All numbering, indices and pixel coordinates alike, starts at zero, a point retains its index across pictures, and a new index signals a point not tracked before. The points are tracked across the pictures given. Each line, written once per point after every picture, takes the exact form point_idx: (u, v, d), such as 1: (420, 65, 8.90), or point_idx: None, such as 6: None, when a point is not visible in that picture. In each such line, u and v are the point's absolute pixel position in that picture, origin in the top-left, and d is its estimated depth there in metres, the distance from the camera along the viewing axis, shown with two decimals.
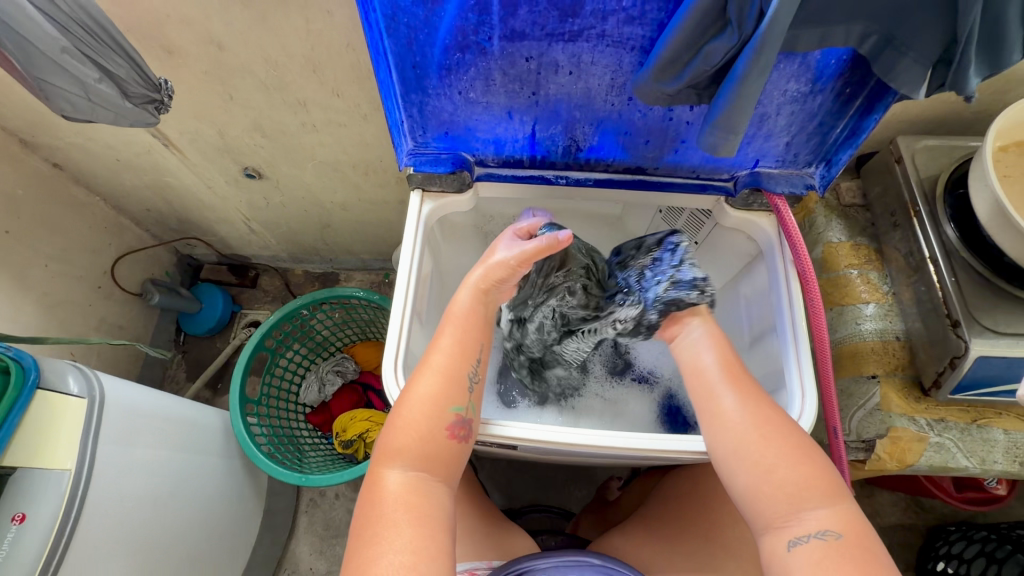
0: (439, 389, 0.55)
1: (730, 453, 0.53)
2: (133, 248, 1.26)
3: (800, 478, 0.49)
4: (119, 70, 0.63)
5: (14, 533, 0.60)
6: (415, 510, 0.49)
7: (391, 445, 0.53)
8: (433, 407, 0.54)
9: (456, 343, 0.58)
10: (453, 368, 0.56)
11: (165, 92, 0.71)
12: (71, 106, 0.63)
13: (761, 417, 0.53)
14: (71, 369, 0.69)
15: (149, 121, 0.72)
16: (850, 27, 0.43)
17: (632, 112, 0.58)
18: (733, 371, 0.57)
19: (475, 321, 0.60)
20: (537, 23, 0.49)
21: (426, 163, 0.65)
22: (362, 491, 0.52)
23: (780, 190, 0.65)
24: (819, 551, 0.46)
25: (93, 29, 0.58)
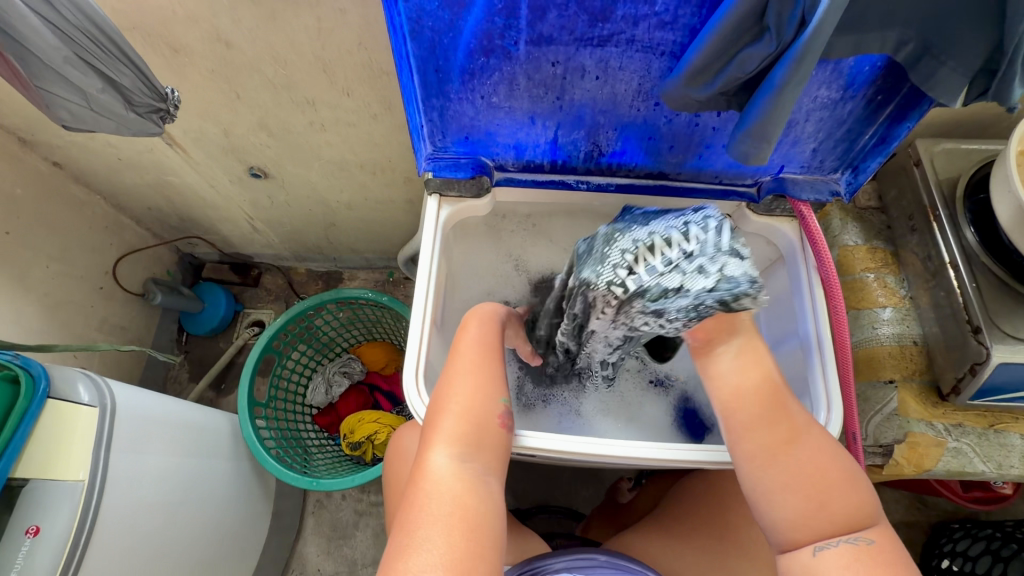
0: (478, 383, 0.56)
1: (771, 463, 0.50)
2: (134, 247, 1.24)
3: (837, 491, 0.48)
4: (124, 79, 0.60)
5: (29, 547, 0.59)
6: (464, 513, 0.47)
7: (445, 434, 0.52)
8: (476, 401, 0.55)
9: (483, 339, 0.61)
10: (489, 358, 0.59)
11: (171, 102, 0.68)
12: (71, 116, 0.62)
13: (807, 427, 0.51)
14: (81, 377, 0.67)
15: (153, 130, 0.70)
16: (886, 34, 0.43)
17: (658, 118, 0.57)
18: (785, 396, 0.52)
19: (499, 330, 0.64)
20: (565, 27, 0.47)
21: (445, 168, 0.64)
22: (405, 496, 0.49)
23: (804, 197, 0.65)
24: (849, 555, 0.46)
25: (98, 39, 0.56)
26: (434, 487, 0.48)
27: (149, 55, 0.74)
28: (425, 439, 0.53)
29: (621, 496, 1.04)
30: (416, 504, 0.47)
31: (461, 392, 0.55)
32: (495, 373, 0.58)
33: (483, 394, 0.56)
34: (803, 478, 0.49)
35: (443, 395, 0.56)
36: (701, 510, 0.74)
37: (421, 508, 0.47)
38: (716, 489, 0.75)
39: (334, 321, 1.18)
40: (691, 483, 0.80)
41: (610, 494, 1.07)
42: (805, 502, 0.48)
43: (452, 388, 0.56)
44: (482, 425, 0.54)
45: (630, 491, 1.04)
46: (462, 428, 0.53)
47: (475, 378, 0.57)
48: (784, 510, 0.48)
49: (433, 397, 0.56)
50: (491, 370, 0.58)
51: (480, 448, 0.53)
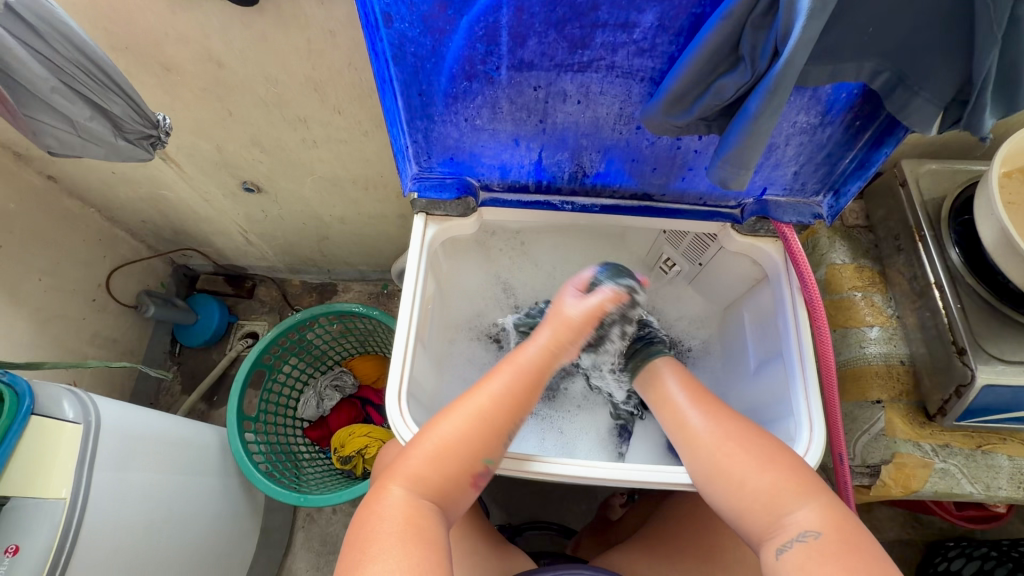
0: (471, 428, 0.54)
1: (706, 469, 0.56)
2: (128, 259, 1.24)
3: (773, 482, 0.51)
4: (114, 106, 0.61)
5: (7, 567, 0.58)
6: (414, 535, 0.48)
7: (414, 459, 0.53)
8: (464, 441, 0.54)
9: (511, 390, 0.57)
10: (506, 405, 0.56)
11: (163, 129, 0.69)
12: (59, 143, 0.61)
13: (725, 429, 0.57)
14: (66, 394, 0.67)
15: (143, 156, 0.71)
16: (861, 64, 0.43)
17: (640, 140, 0.57)
18: (700, 396, 0.62)
19: (538, 380, 0.59)
20: (546, 54, 0.48)
21: (430, 189, 0.65)
22: (365, 507, 0.51)
23: (787, 218, 0.65)
24: (802, 553, 0.47)
25: (88, 68, 0.57)
26: (391, 503, 0.50)
27: (143, 74, 0.75)
28: (394, 464, 0.54)
29: (612, 513, 1.03)
30: (372, 519, 0.49)
31: (449, 432, 0.54)
32: (507, 426, 0.56)
33: (477, 436, 0.54)
34: (733, 476, 0.54)
35: (428, 424, 0.56)
36: (688, 529, 0.74)
37: (375, 517, 0.49)
38: (702, 510, 0.74)
39: (326, 335, 1.18)
40: (677, 502, 0.80)
41: (602, 510, 1.06)
42: (746, 506, 0.52)
43: (444, 424, 0.55)
44: (460, 471, 0.53)
45: (622, 508, 1.04)
46: (432, 461, 0.53)
47: (477, 425, 0.55)
48: (717, 495, 0.55)
49: (422, 428, 0.56)
50: (501, 416, 0.56)
51: (451, 484, 0.53)
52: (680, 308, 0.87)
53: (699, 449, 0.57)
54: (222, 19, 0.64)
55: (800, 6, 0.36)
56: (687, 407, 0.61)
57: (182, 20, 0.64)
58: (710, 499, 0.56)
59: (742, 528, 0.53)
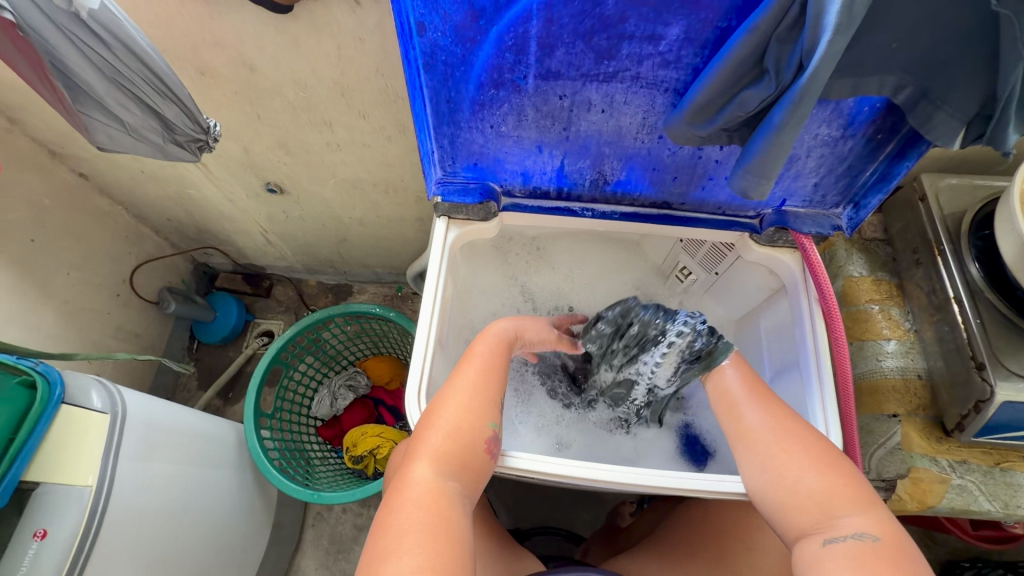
0: (469, 405, 0.58)
1: (756, 460, 0.55)
2: (152, 256, 1.27)
3: (827, 482, 0.51)
4: (168, 112, 0.63)
5: (35, 550, 0.60)
6: (437, 519, 0.47)
7: (425, 448, 0.54)
8: (467, 415, 0.57)
9: (495, 362, 0.63)
10: (490, 382, 0.61)
11: (212, 136, 0.71)
12: (110, 139, 0.65)
13: (788, 428, 0.56)
14: (94, 384, 0.69)
15: (190, 158, 0.72)
16: (885, 77, 0.44)
17: (662, 149, 0.58)
18: (758, 390, 0.61)
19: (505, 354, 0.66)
20: (573, 64, 0.49)
21: (454, 193, 0.67)
22: (385, 505, 0.50)
23: (807, 230, 0.66)
24: (855, 548, 0.45)
25: (145, 76, 0.58)
26: (415, 494, 0.49)
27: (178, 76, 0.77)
28: (409, 456, 0.54)
29: (621, 520, 1.03)
30: (393, 511, 0.48)
31: (452, 409, 0.57)
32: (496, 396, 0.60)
33: (476, 409, 0.57)
34: (784, 471, 0.53)
35: (435, 409, 0.58)
36: (699, 536, 0.74)
37: (399, 509, 0.48)
38: (714, 519, 0.74)
39: (341, 335, 1.20)
40: (689, 510, 0.79)
41: (612, 517, 1.06)
42: (800, 501, 0.51)
43: (446, 404, 0.58)
44: (472, 441, 0.55)
45: (631, 515, 1.02)
46: (444, 444, 0.54)
47: (472, 399, 0.58)
48: (770, 490, 0.53)
49: (423, 416, 0.58)
50: (488, 386, 0.60)
51: (467, 461, 0.54)
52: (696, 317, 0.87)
53: (754, 443, 0.57)
54: (258, 26, 0.66)
55: (826, 21, 0.37)
56: (746, 401, 0.61)
57: (218, 24, 0.67)
58: (761, 498, 0.55)
59: (782, 521, 0.52)
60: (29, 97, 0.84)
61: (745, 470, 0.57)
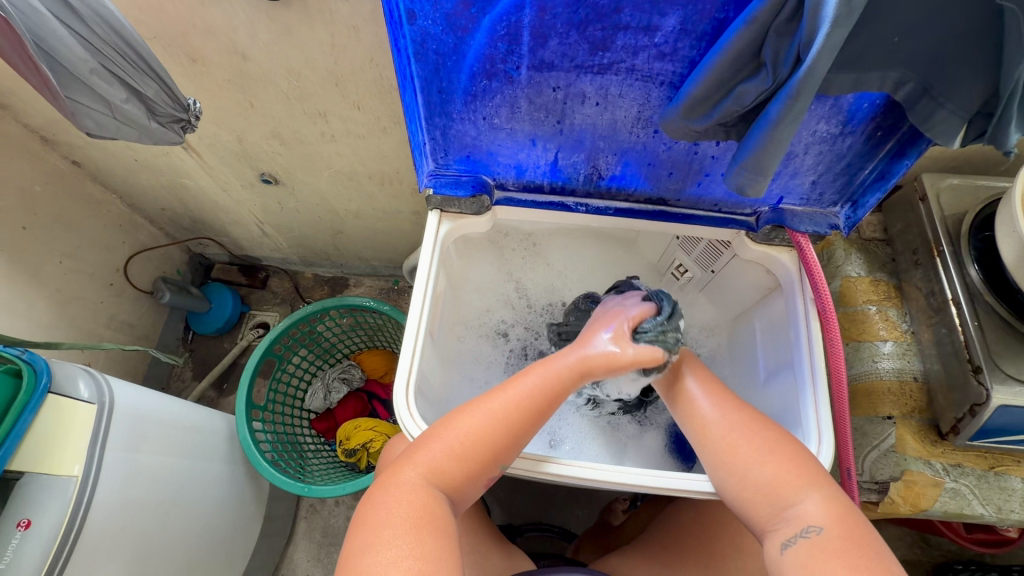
0: (496, 428, 0.54)
1: (712, 457, 0.56)
2: (146, 246, 1.26)
3: (776, 473, 0.52)
4: (148, 90, 0.64)
5: (19, 540, 0.60)
6: (424, 523, 0.47)
7: (427, 456, 0.52)
8: (488, 437, 0.53)
9: (541, 392, 0.57)
10: (522, 414, 0.55)
11: (192, 113, 0.73)
12: (97, 125, 0.64)
13: (735, 418, 0.57)
14: (81, 373, 0.69)
15: (175, 139, 0.74)
16: (885, 74, 0.43)
17: (657, 144, 0.57)
18: (711, 382, 0.61)
19: (563, 386, 0.58)
20: (566, 55, 0.48)
21: (446, 185, 0.66)
22: (371, 496, 0.50)
23: (803, 228, 0.65)
24: (806, 547, 0.47)
25: (125, 52, 0.59)
26: (407, 495, 0.49)
27: (170, 64, 0.76)
28: (413, 451, 0.53)
29: (613, 518, 1.02)
30: (383, 504, 0.49)
31: (477, 425, 0.54)
32: (531, 425, 0.56)
33: (499, 432, 0.54)
34: (735, 466, 0.54)
35: (454, 420, 0.55)
36: (688, 537, 0.73)
37: (386, 501, 0.49)
38: (704, 518, 0.73)
39: (336, 327, 1.19)
40: (681, 510, 0.79)
41: (605, 515, 1.05)
42: (751, 495, 0.52)
43: (471, 416, 0.54)
44: (477, 461, 0.53)
45: (624, 513, 1.01)
46: (450, 459, 0.52)
47: (502, 421, 0.54)
48: (728, 487, 0.54)
49: (443, 417, 0.56)
50: (528, 412, 0.56)
51: (468, 476, 0.53)
52: (690, 315, 0.86)
53: (708, 439, 0.57)
54: (249, 13, 0.65)
55: (824, 13, 0.36)
56: (701, 395, 0.60)
57: (208, 11, 0.65)
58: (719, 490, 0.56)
59: (746, 516, 0.53)
60: (19, 82, 0.83)
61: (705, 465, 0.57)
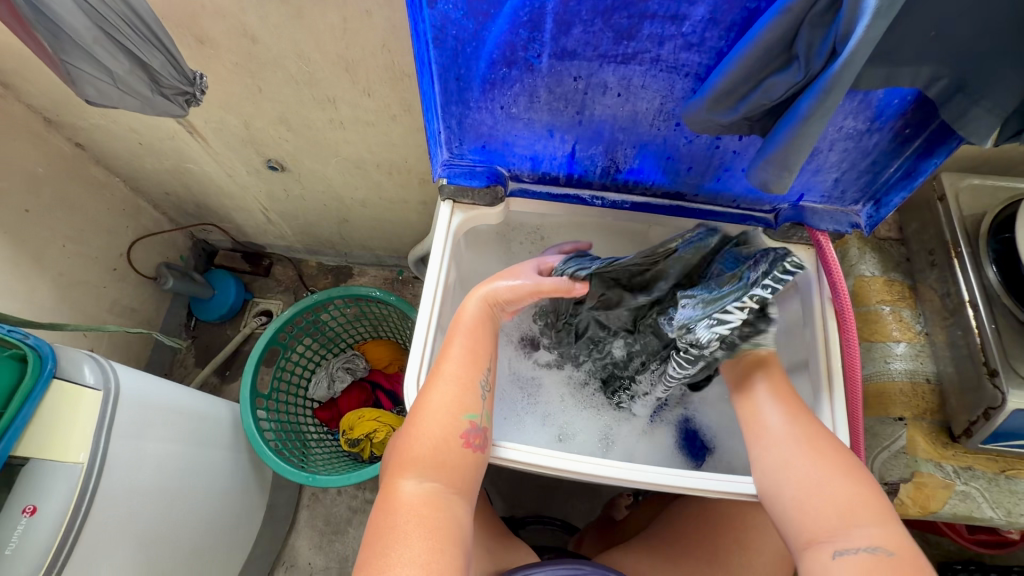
0: (454, 399, 0.56)
1: (775, 461, 0.54)
2: (150, 231, 1.25)
3: (850, 492, 0.49)
4: (154, 62, 0.62)
5: (24, 526, 0.59)
6: (424, 523, 0.48)
7: (411, 455, 0.53)
8: (454, 414, 0.55)
9: (471, 349, 0.60)
10: (466, 375, 0.58)
11: (198, 86, 0.70)
12: (98, 93, 0.63)
13: (810, 432, 0.55)
14: (86, 359, 0.68)
15: (177, 112, 0.72)
16: (919, 69, 0.42)
17: (678, 138, 0.56)
18: (784, 394, 0.59)
19: (483, 331, 0.62)
20: (590, 43, 0.47)
21: (459, 175, 0.64)
22: (376, 512, 0.51)
23: (824, 226, 0.64)
24: (867, 562, 0.45)
25: (131, 20, 0.57)
26: (404, 502, 0.50)
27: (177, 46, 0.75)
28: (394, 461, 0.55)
29: (617, 513, 1.03)
30: (387, 516, 0.50)
31: (439, 406, 0.56)
32: (477, 379, 0.58)
33: (454, 401, 0.56)
34: (806, 476, 0.52)
35: (419, 408, 0.56)
36: (695, 533, 0.73)
37: (394, 515, 0.49)
38: (710, 512, 0.73)
39: (340, 317, 1.18)
40: (685, 505, 0.78)
41: (606, 509, 1.07)
42: (817, 507, 0.50)
43: (429, 401, 0.56)
44: (451, 437, 0.54)
45: (627, 508, 1.04)
46: (433, 449, 0.53)
47: (453, 391, 0.57)
48: (787, 492, 0.52)
49: (409, 415, 0.57)
50: (471, 372, 0.59)
51: (456, 462, 0.54)
52: None
53: (771, 447, 0.56)
54: None
55: (864, 4, 0.35)
56: (768, 407, 0.59)
57: None
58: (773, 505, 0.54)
59: (793, 526, 0.51)
60: (22, 61, 0.81)
61: (760, 470, 0.56)
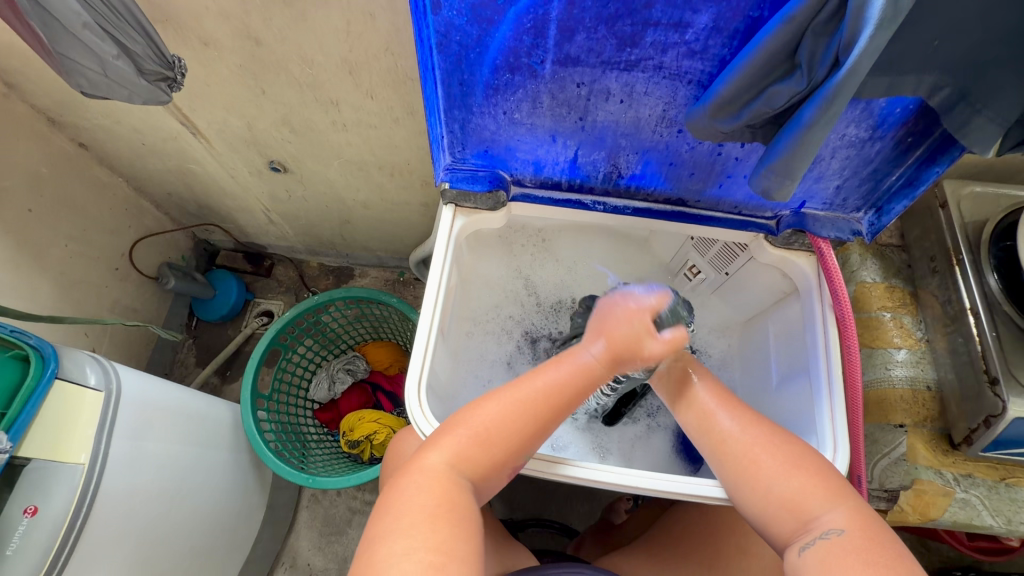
0: (511, 414, 0.54)
1: (731, 470, 0.55)
2: (152, 230, 1.25)
3: (796, 483, 0.51)
4: (136, 46, 0.63)
5: (26, 527, 0.59)
6: (439, 511, 0.47)
7: (447, 443, 0.52)
8: (507, 426, 0.53)
9: (559, 385, 0.56)
10: (539, 401, 0.55)
11: (179, 71, 0.71)
12: (87, 82, 0.64)
13: (756, 434, 0.55)
14: (89, 360, 0.68)
15: (163, 99, 0.73)
16: (921, 79, 0.42)
17: (680, 144, 0.56)
18: (728, 399, 0.60)
19: (590, 380, 0.56)
20: (593, 50, 0.47)
21: (462, 180, 0.64)
22: (390, 488, 0.50)
23: (825, 233, 0.64)
24: (824, 550, 0.46)
25: (113, 5, 0.59)
26: (423, 482, 0.49)
27: (181, 48, 0.75)
28: (429, 441, 0.54)
29: (617, 517, 1.03)
30: (400, 494, 0.49)
31: (493, 414, 0.54)
32: (552, 418, 0.56)
33: (517, 420, 0.54)
34: (756, 480, 0.53)
35: (472, 406, 0.55)
36: (694, 537, 0.73)
37: (406, 494, 0.48)
38: (709, 517, 0.73)
39: (341, 318, 1.18)
40: (684, 509, 0.78)
41: (606, 513, 1.07)
42: (776, 507, 0.51)
43: (489, 407, 0.54)
44: (498, 447, 0.53)
45: (626, 512, 1.04)
46: (471, 445, 0.52)
47: (521, 413, 0.54)
48: (747, 502, 0.54)
49: (463, 406, 0.56)
50: (548, 403, 0.55)
51: (490, 467, 0.53)
52: (701, 316, 0.85)
53: (725, 453, 0.56)
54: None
55: (867, 14, 0.35)
56: (719, 411, 0.59)
57: None
58: (739, 502, 0.55)
59: (768, 532, 0.52)
60: (27, 61, 0.81)
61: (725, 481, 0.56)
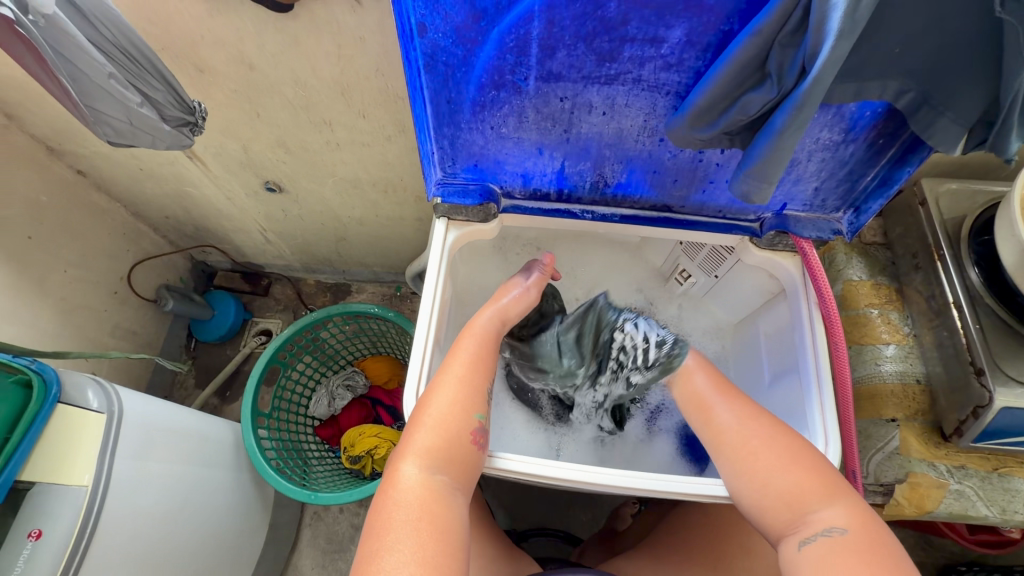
0: (461, 397, 0.58)
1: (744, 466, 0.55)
2: (150, 254, 1.27)
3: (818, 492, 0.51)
4: (158, 92, 0.66)
5: (30, 551, 0.60)
6: (428, 517, 0.48)
7: (414, 446, 0.54)
8: (458, 407, 0.57)
9: (476, 354, 0.62)
10: (473, 374, 0.60)
11: (198, 115, 0.73)
12: (114, 131, 0.66)
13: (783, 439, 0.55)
14: (91, 383, 0.69)
15: (186, 142, 0.75)
16: (887, 83, 0.44)
17: (662, 153, 0.58)
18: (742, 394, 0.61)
19: (493, 343, 0.65)
20: (574, 66, 0.49)
21: (453, 194, 0.67)
22: (375, 507, 0.50)
23: (807, 234, 0.66)
24: (825, 546, 0.47)
25: (133, 56, 0.61)
26: (408, 497, 0.50)
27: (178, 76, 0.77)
28: (398, 451, 0.55)
29: (620, 523, 1.04)
30: (383, 511, 0.49)
31: (448, 406, 0.57)
32: (485, 384, 0.61)
33: (466, 408, 0.57)
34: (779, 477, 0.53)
35: (425, 403, 0.58)
36: (693, 535, 0.75)
37: (394, 509, 0.49)
38: (709, 520, 0.74)
39: (340, 334, 1.19)
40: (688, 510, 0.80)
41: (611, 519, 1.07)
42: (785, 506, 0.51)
43: (435, 400, 0.57)
44: (459, 433, 0.56)
45: (631, 518, 1.04)
46: (436, 443, 0.54)
47: (463, 390, 0.58)
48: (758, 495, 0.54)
49: (417, 404, 0.58)
50: (478, 373, 0.61)
51: (456, 459, 0.55)
52: (691, 321, 0.87)
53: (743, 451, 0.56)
54: (258, 25, 0.66)
55: (828, 27, 0.37)
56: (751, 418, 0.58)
57: (217, 22, 0.66)
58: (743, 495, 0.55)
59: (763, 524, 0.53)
60: (25, 93, 0.83)
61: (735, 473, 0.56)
